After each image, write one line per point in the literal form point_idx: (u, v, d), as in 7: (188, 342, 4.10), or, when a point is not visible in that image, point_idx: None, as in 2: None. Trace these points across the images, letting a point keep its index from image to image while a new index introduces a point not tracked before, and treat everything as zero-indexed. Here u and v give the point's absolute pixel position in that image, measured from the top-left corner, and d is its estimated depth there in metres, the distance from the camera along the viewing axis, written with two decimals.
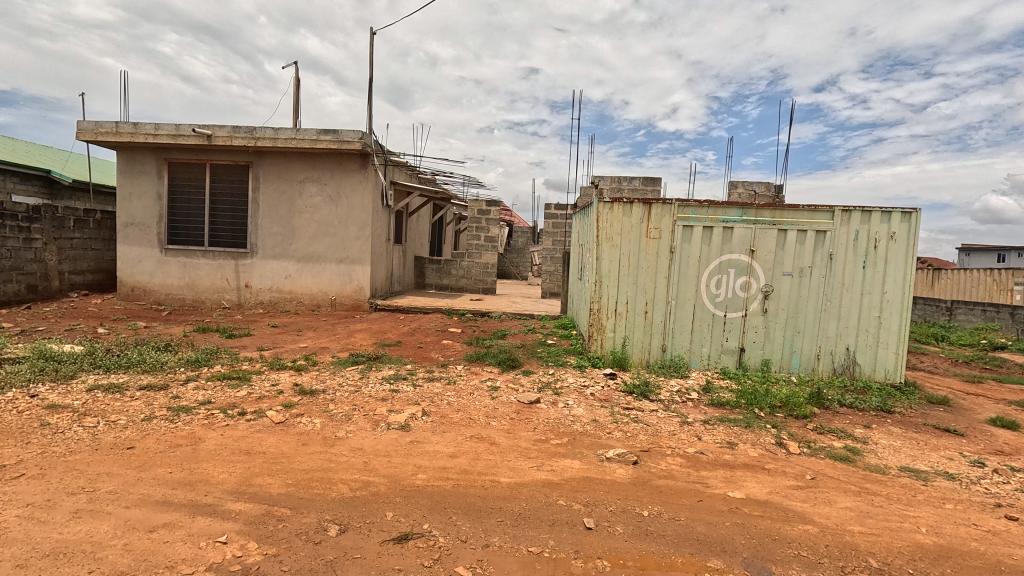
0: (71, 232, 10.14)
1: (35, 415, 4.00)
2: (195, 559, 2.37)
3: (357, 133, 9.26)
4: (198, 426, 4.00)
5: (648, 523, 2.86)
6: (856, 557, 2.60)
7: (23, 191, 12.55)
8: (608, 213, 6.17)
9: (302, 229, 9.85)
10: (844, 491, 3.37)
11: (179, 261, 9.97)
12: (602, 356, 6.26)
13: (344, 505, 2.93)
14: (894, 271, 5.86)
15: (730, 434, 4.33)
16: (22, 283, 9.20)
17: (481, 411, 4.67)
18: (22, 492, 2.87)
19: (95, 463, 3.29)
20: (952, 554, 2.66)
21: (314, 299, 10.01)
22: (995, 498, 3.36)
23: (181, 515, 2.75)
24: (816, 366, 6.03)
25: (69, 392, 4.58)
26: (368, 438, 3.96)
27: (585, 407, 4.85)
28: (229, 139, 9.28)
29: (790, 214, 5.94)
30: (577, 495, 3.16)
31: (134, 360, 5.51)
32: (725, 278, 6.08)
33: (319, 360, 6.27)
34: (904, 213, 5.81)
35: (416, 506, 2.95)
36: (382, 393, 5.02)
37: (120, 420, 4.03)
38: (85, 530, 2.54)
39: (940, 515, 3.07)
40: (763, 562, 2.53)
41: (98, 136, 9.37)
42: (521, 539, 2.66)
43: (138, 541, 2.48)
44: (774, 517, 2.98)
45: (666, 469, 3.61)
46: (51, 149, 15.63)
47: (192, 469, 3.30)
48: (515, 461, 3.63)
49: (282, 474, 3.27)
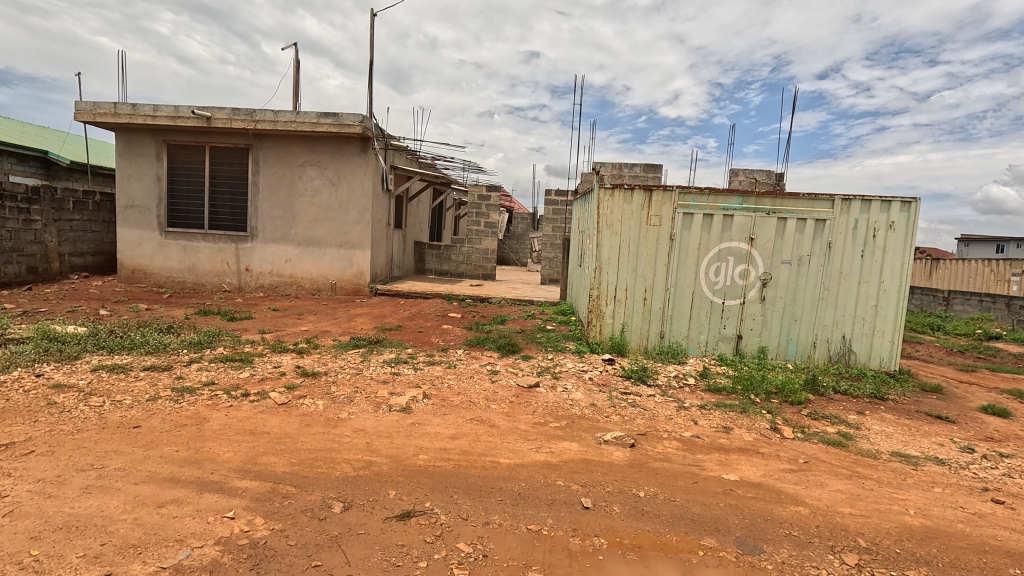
0: (71, 214, 10.11)
1: (41, 395, 4.05)
2: (203, 534, 2.44)
3: (357, 115, 9.15)
4: (202, 407, 4.06)
5: (644, 503, 2.94)
6: (845, 537, 2.68)
7: (20, 172, 12.47)
8: (608, 200, 6.17)
9: (302, 213, 9.84)
10: (836, 474, 3.45)
11: (180, 244, 9.97)
12: (601, 342, 6.32)
13: (347, 484, 2.99)
14: (892, 260, 5.89)
15: (725, 418, 4.41)
16: (22, 264, 9.21)
17: (481, 394, 4.74)
18: (32, 468, 2.93)
19: (103, 442, 3.34)
20: (938, 535, 2.74)
21: (314, 283, 10.05)
22: (983, 483, 3.44)
23: (189, 491, 2.81)
24: (813, 353, 6.11)
25: (74, 372, 4.64)
26: (370, 419, 4.03)
27: (583, 391, 4.92)
28: (228, 121, 9.21)
29: (790, 203, 5.97)
30: (575, 476, 3.23)
31: (137, 342, 5.56)
32: (724, 266, 6.11)
33: (320, 343, 6.34)
34: (904, 202, 5.82)
35: (417, 485, 3.02)
36: (383, 375, 5.09)
37: (125, 400, 4.08)
38: (95, 505, 2.60)
39: (928, 499, 3.15)
40: (755, 541, 2.61)
41: (96, 117, 9.28)
42: (521, 517, 2.73)
43: (148, 516, 2.54)
44: (766, 499, 3.06)
45: (662, 452, 3.69)
46: (47, 130, 15.47)
47: (197, 448, 3.36)
48: (515, 443, 3.70)
49: (287, 454, 3.34)
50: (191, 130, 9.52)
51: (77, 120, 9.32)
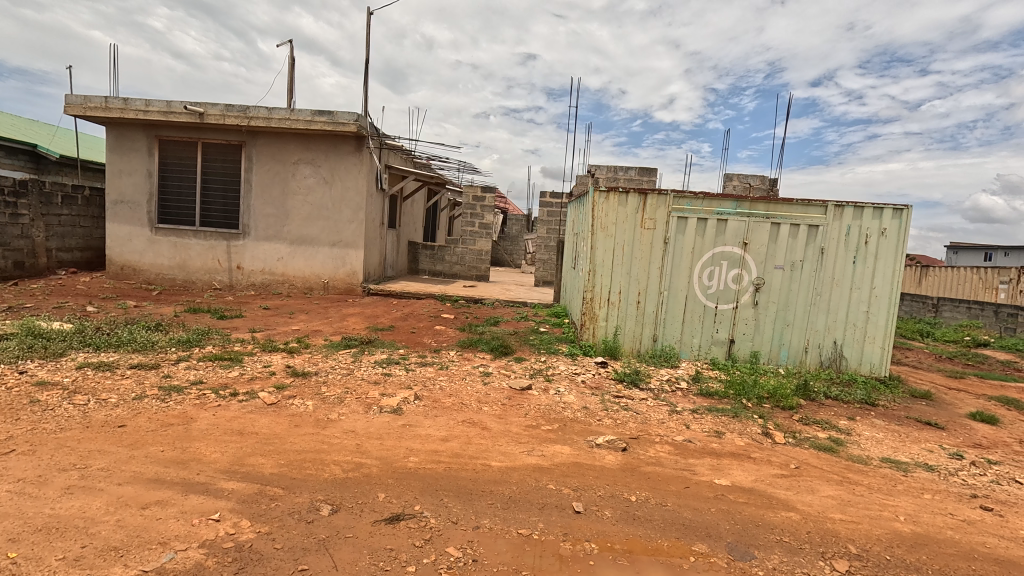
0: (59, 208, 9.97)
1: (24, 392, 3.98)
2: (188, 536, 2.39)
3: (352, 113, 9.08)
4: (190, 406, 4.00)
5: (637, 508, 2.92)
6: (836, 543, 2.68)
7: (8, 165, 12.31)
8: (604, 203, 6.14)
9: (296, 210, 9.77)
10: (827, 480, 3.45)
11: (170, 241, 9.86)
12: (594, 345, 6.30)
13: (336, 486, 2.95)
14: (884, 267, 5.93)
15: (718, 423, 4.40)
16: (8, 259, 9.07)
17: (473, 396, 4.71)
18: (13, 467, 2.86)
19: (86, 441, 3.28)
20: (928, 541, 2.75)
21: (306, 282, 9.97)
22: (971, 489, 3.46)
23: (174, 493, 2.76)
24: (805, 358, 6.13)
25: (59, 369, 4.57)
26: (361, 420, 3.99)
27: (576, 394, 4.91)
28: (222, 117, 9.13)
29: (784, 208, 5.98)
30: (567, 480, 3.21)
31: (124, 340, 5.48)
32: (718, 270, 6.13)
33: (311, 342, 6.28)
34: (896, 209, 5.87)
35: (407, 487, 2.99)
36: (374, 376, 5.04)
37: (110, 398, 4.02)
38: (77, 506, 2.55)
39: (918, 505, 3.16)
40: (747, 547, 2.60)
41: (86, 110, 9.14)
42: (510, 521, 2.70)
43: (131, 518, 2.49)
44: (758, 504, 3.06)
45: (654, 456, 3.68)
46: (37, 123, 15.34)
47: (183, 448, 3.30)
48: (506, 446, 3.68)
49: (275, 455, 3.29)
50: (184, 125, 9.42)
51: (67, 113, 9.18)
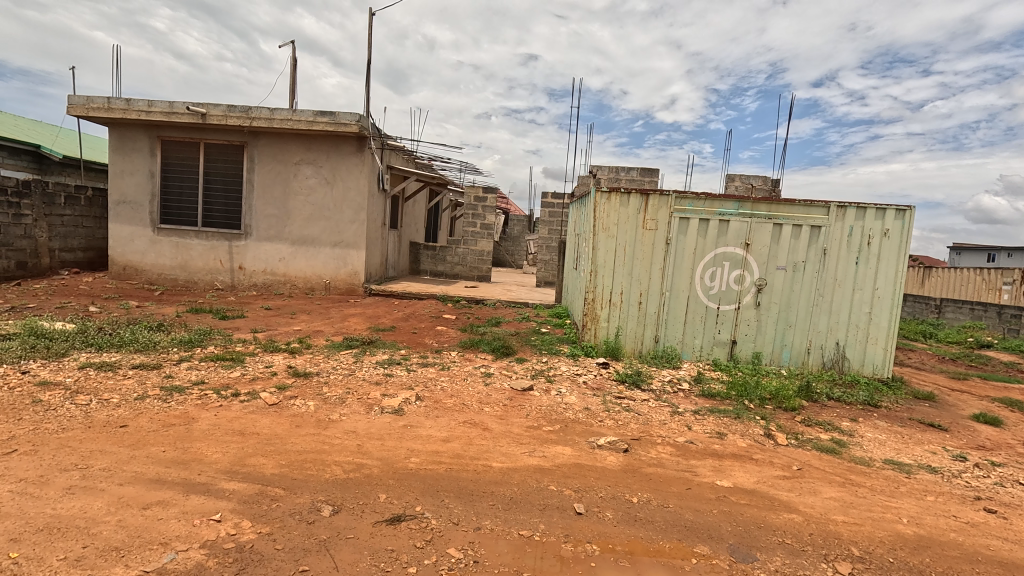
0: (61, 209, 9.99)
1: (26, 392, 3.98)
2: (189, 537, 2.39)
3: (354, 114, 9.08)
4: (192, 406, 4.01)
5: (638, 510, 2.91)
6: (839, 545, 2.67)
7: (11, 165, 12.34)
8: (605, 203, 6.13)
9: (297, 211, 9.78)
10: (829, 482, 3.44)
11: (172, 241, 9.88)
12: (595, 346, 6.29)
13: (337, 487, 2.95)
14: (886, 268, 5.91)
15: (719, 424, 4.39)
16: (11, 259, 9.09)
17: (474, 396, 4.71)
18: (15, 467, 2.86)
19: (88, 441, 3.28)
20: (931, 544, 2.73)
21: (308, 282, 9.98)
22: (975, 491, 3.44)
23: (175, 493, 2.76)
24: (807, 359, 6.11)
25: (61, 369, 4.57)
26: (362, 420, 3.99)
27: (577, 395, 4.90)
28: (224, 118, 9.14)
29: (786, 209, 5.97)
30: (568, 481, 3.21)
31: (126, 340, 5.49)
32: (720, 271, 6.11)
33: (313, 342, 6.28)
34: (899, 210, 5.85)
35: (408, 488, 2.99)
36: (376, 377, 5.04)
37: (112, 398, 4.02)
38: (78, 506, 2.55)
39: (921, 507, 3.14)
40: (749, 549, 2.59)
41: (89, 111, 9.15)
42: (511, 522, 2.70)
43: (133, 518, 2.49)
44: (759, 505, 3.05)
45: (655, 457, 3.67)
46: (40, 123, 15.37)
47: (185, 448, 3.30)
48: (507, 447, 3.67)
49: (276, 456, 3.29)
50: (186, 126, 9.44)
51: (69, 114, 9.20)
